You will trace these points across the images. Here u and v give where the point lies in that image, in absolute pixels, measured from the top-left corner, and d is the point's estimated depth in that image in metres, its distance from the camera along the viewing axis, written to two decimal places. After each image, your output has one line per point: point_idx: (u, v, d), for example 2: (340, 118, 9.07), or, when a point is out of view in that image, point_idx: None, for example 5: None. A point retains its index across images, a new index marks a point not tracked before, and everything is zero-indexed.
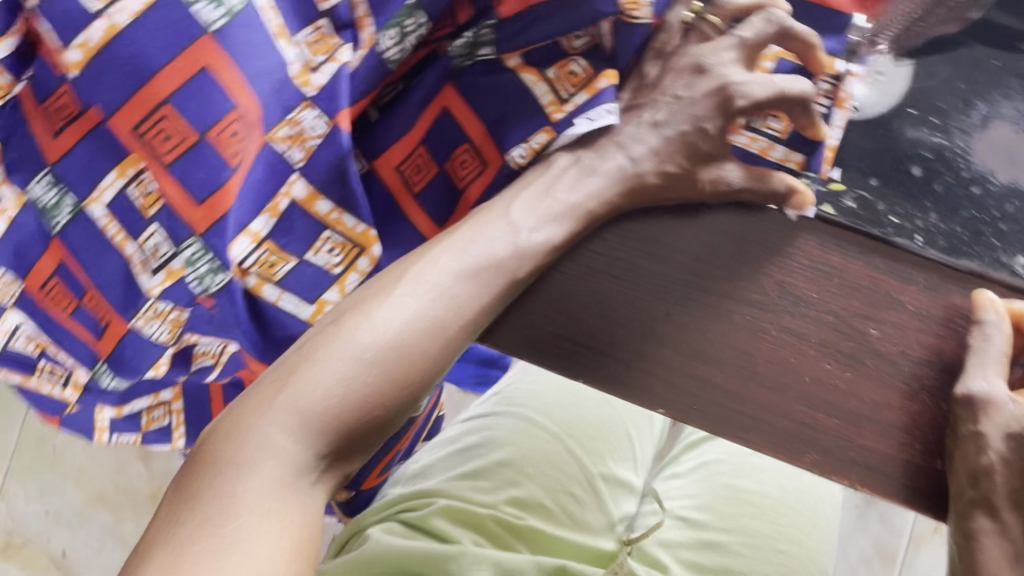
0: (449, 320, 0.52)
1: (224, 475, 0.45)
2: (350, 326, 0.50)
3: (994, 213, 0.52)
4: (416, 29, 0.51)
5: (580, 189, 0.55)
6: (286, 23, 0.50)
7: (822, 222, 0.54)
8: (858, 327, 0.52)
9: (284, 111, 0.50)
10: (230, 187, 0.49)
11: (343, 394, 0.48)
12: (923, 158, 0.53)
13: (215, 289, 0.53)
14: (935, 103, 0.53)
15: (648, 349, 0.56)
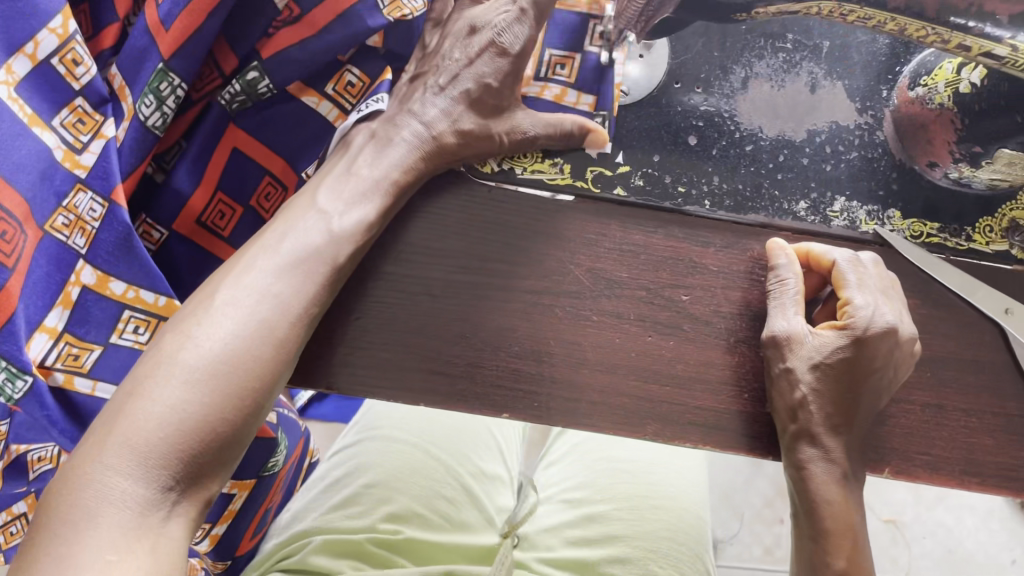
0: (279, 322, 0.44)
1: (59, 534, 0.35)
2: (171, 350, 0.41)
3: (768, 164, 0.57)
4: (173, 93, 0.48)
5: (383, 162, 0.51)
6: (36, 109, 0.44)
7: (618, 205, 0.57)
8: (670, 296, 0.56)
9: (57, 198, 0.45)
10: (11, 291, 0.42)
11: (178, 417, 0.39)
12: (697, 127, 0.57)
13: (19, 396, 0.45)
14: (696, 74, 0.59)
15: (483, 361, 0.53)
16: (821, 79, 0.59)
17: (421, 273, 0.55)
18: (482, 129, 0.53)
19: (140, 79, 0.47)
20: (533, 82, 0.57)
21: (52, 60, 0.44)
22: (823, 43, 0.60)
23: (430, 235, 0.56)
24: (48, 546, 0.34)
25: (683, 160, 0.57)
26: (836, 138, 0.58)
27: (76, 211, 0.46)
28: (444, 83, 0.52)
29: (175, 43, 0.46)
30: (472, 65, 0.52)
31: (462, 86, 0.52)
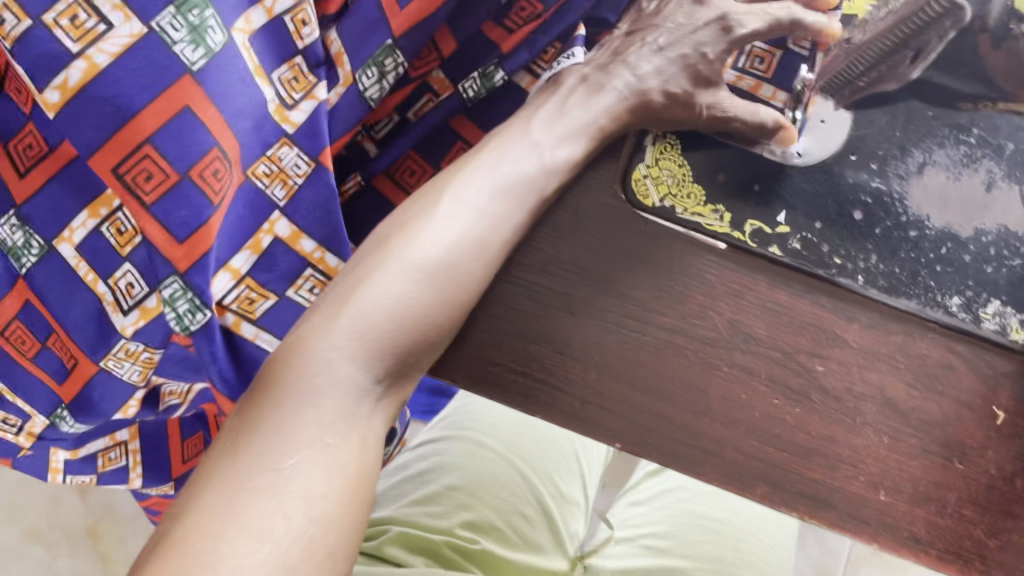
0: (490, 238, 0.49)
1: (292, 402, 0.40)
2: (399, 246, 0.47)
3: (929, 254, 0.56)
4: (395, 68, 0.53)
5: (592, 104, 0.55)
6: (263, 61, 0.49)
7: (769, 262, 0.56)
8: (805, 363, 0.55)
9: (263, 147, 0.49)
10: (213, 226, 0.47)
11: (399, 313, 0.44)
12: (864, 203, 0.57)
13: (193, 328, 0.50)
14: (873, 150, 0.58)
15: (606, 386, 0.54)
16: (999, 178, 0.58)
17: (563, 288, 0.56)
18: (687, 95, 0.57)
19: (366, 51, 0.51)
20: (730, 70, 0.60)
21: (286, 17, 0.49)
22: (1007, 144, 0.59)
23: (581, 253, 0.56)
24: (281, 411, 0.39)
25: (844, 233, 0.56)
26: (1002, 243, 0.57)
27: (280, 163, 0.50)
28: (662, 48, 0.58)
29: (406, 22, 0.51)
30: (692, 35, 0.58)
31: (674, 54, 0.58)
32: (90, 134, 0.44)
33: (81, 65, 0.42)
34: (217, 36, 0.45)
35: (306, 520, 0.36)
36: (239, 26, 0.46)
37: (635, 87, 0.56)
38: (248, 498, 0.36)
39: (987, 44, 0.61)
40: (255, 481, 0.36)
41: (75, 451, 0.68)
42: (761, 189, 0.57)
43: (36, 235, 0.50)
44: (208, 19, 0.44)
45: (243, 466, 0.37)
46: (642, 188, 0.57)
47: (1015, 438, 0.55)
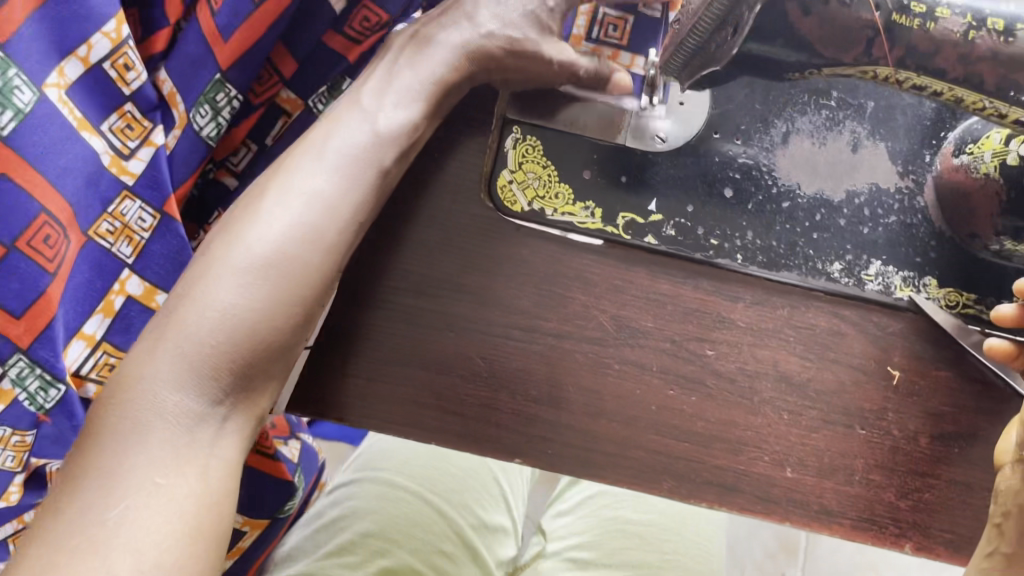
0: (333, 222, 0.41)
1: (107, 449, 0.34)
2: (224, 248, 0.39)
3: (804, 223, 0.56)
4: (227, 104, 0.51)
5: (419, 64, 0.47)
6: (86, 114, 0.46)
7: (647, 252, 0.55)
8: (696, 349, 0.54)
9: (103, 204, 0.47)
10: (52, 295, 0.44)
11: (230, 321, 0.38)
12: (733, 179, 0.55)
13: (50, 405, 0.47)
14: (735, 125, 0.56)
15: (496, 401, 0.53)
16: (863, 138, 0.57)
17: (440, 307, 0.54)
18: (535, 44, 0.49)
19: (198, 88, 0.49)
20: (585, 42, 0.58)
21: (104, 64, 0.46)
22: (868, 102, 0.58)
23: (456, 266, 0.55)
24: (97, 463, 0.34)
25: (718, 212, 0.55)
26: (874, 201, 0.57)
27: (123, 219, 0.48)
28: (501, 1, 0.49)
29: (234, 52, 0.48)
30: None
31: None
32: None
33: None
34: (26, 96, 0.42)
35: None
36: (53, 82, 0.44)
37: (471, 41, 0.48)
38: (65, 562, 0.31)
39: (794, 11, 0.44)
40: (72, 541, 0.32)
41: None
42: (629, 179, 0.55)
43: None
44: (13, 79, 0.41)
45: (58, 530, 0.32)
46: (509, 194, 0.55)
47: (914, 397, 0.54)
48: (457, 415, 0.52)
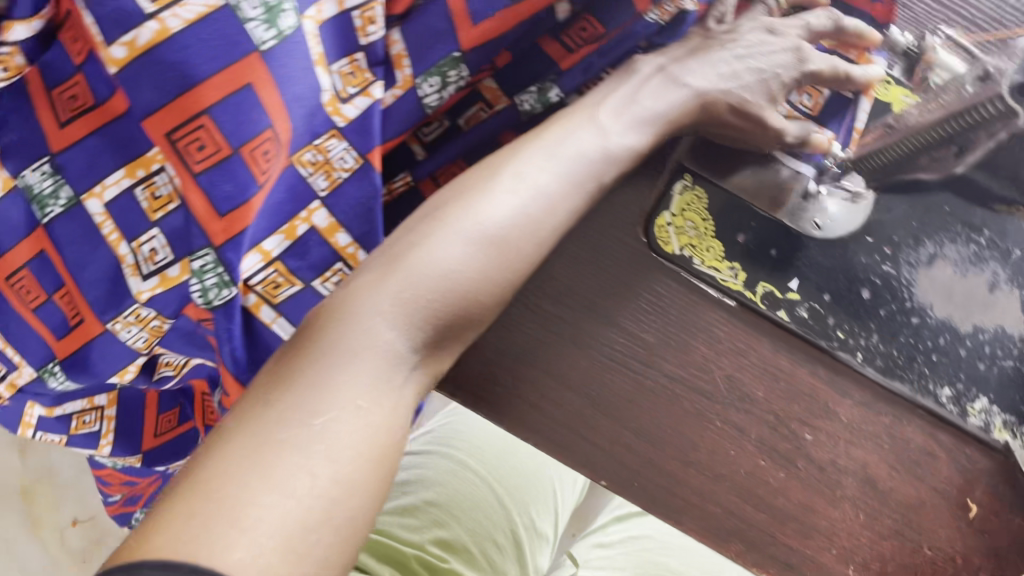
0: (545, 222, 0.46)
1: (324, 363, 0.38)
2: (452, 216, 0.44)
3: (927, 342, 0.58)
4: (456, 80, 0.54)
5: (657, 96, 0.52)
6: (325, 51, 0.49)
7: (776, 326, 0.57)
8: (796, 430, 0.56)
9: (312, 136, 0.50)
10: (254, 205, 0.48)
11: (446, 282, 0.42)
12: (873, 283, 0.58)
13: (216, 304, 0.50)
14: (889, 234, 0.58)
15: (603, 425, 0.55)
16: (1003, 281, 0.59)
17: (575, 319, 0.56)
18: (760, 109, 0.55)
19: (429, 60, 0.52)
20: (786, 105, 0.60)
21: (354, 12, 0.50)
22: (1015, 250, 0.60)
23: (597, 287, 0.57)
24: (311, 371, 0.38)
25: (851, 309, 0.57)
26: (998, 342, 0.58)
27: (326, 154, 0.51)
28: (748, 61, 0.55)
29: (477, 37, 0.52)
30: (771, 59, 0.56)
31: (760, 66, 0.56)
32: (146, 96, 0.45)
33: (153, 26, 0.43)
34: (290, 19, 0.45)
35: (331, 483, 0.35)
36: (310, 15, 0.47)
37: (708, 88, 0.54)
38: (272, 452, 0.34)
39: None
40: (284, 433, 0.35)
41: (51, 410, 0.70)
42: (778, 254, 0.58)
43: (66, 185, 0.52)
44: (284, 2, 0.45)
45: (270, 418, 0.36)
46: (664, 235, 0.57)
47: (983, 534, 0.56)
48: (567, 428, 0.55)
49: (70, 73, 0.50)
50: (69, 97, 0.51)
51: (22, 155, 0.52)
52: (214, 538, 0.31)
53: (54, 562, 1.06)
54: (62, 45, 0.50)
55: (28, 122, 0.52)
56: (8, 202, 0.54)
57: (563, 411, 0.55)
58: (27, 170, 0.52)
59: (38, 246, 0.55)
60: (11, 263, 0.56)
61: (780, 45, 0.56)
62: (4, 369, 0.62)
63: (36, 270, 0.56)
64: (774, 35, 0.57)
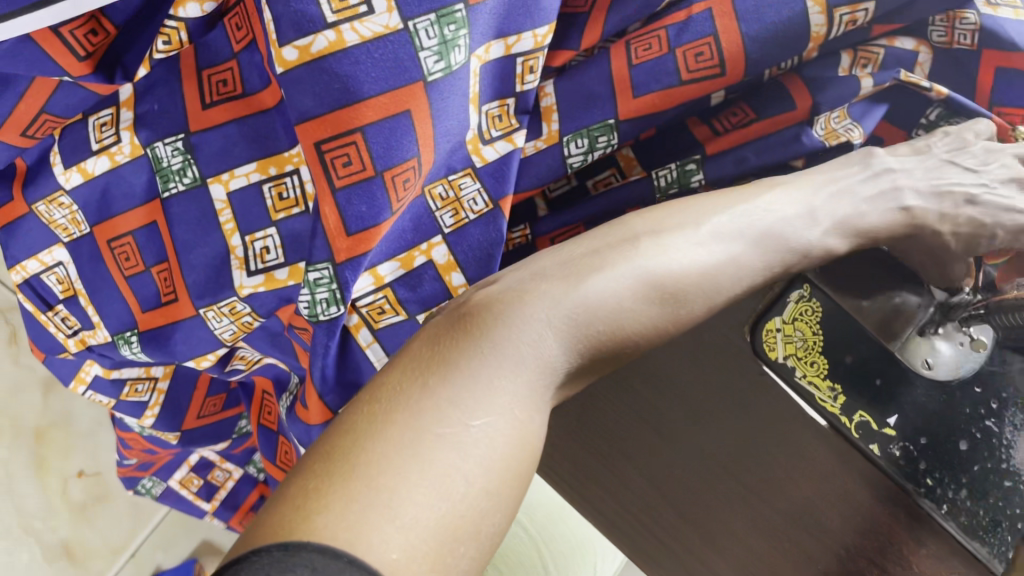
0: (724, 286, 0.46)
1: (487, 361, 0.37)
2: (638, 254, 0.43)
3: (1014, 509, 0.54)
4: (604, 146, 0.53)
5: (884, 209, 0.54)
6: (481, 91, 0.49)
7: (865, 459, 0.55)
8: (864, 570, 0.54)
9: (447, 170, 0.50)
10: (382, 229, 0.47)
11: (619, 313, 0.41)
12: (973, 435, 0.55)
13: (321, 319, 0.49)
14: (999, 389, 0.56)
15: (678, 524, 0.55)
16: None
17: (662, 411, 0.56)
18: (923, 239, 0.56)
19: (583, 121, 0.52)
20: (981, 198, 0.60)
21: (518, 58, 0.50)
22: None
23: (693, 380, 0.56)
24: (475, 368, 0.37)
25: (944, 458, 0.55)
26: None
27: (457, 191, 0.51)
28: (971, 208, 0.58)
29: (636, 108, 0.52)
30: (1001, 213, 0.58)
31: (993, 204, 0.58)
32: (305, 102, 0.44)
33: (331, 36, 0.43)
34: (461, 56, 0.45)
35: (483, 493, 0.35)
36: (478, 53, 0.47)
37: (928, 220, 0.56)
38: (429, 445, 0.34)
39: None
40: (444, 428, 0.35)
41: (108, 371, 0.69)
42: (882, 385, 0.56)
43: (195, 165, 0.52)
44: (460, 38, 0.45)
45: (417, 402, 0.36)
46: (771, 339, 0.55)
47: None
48: (635, 515, 0.56)
49: (226, 57, 0.51)
50: (220, 82, 0.51)
51: (157, 127, 0.52)
52: (371, 530, 0.31)
53: (50, 508, 0.96)
54: (225, 30, 0.51)
55: (173, 96, 0.52)
56: (132, 168, 0.54)
57: (639, 505, 0.56)
58: (159, 142, 0.52)
59: (149, 217, 0.54)
60: (119, 227, 0.55)
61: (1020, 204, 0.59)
62: (78, 325, 0.61)
63: (141, 240, 0.55)
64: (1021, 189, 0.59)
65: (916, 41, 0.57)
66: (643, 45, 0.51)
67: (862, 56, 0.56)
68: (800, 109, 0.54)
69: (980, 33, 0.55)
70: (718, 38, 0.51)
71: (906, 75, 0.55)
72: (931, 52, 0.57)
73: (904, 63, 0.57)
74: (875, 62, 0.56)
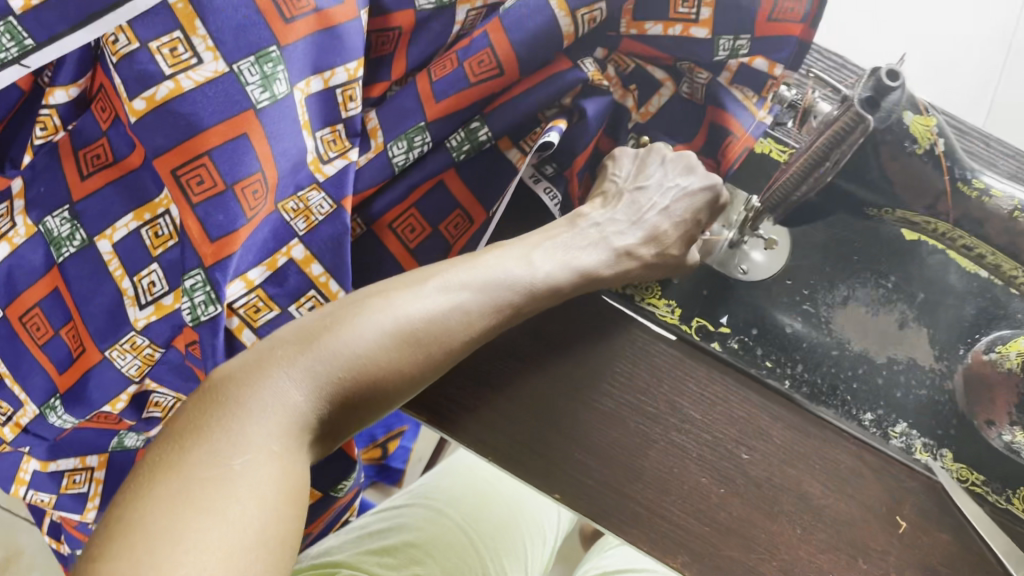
0: (458, 328, 0.51)
1: (236, 415, 0.42)
2: (367, 311, 0.48)
3: (847, 372, 0.64)
4: (422, 145, 0.63)
5: (594, 249, 0.59)
6: (311, 119, 0.59)
7: (711, 357, 0.64)
8: (732, 450, 0.62)
9: (295, 188, 0.59)
10: (239, 236, 0.55)
11: (363, 360, 0.46)
12: (795, 319, 0.65)
13: (202, 321, 0.57)
14: (807, 279, 0.66)
15: (571, 450, 0.61)
16: (911, 319, 0.66)
17: (553, 366, 0.63)
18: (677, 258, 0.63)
19: (401, 128, 0.62)
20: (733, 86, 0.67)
21: (337, 89, 0.60)
22: (920, 293, 0.66)
23: (554, 323, 0.64)
24: (223, 423, 0.41)
25: (777, 344, 0.64)
26: (907, 372, 0.64)
27: (307, 203, 0.60)
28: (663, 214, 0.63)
29: (441, 111, 0.62)
30: (691, 199, 0.64)
31: (681, 216, 0.63)
32: (159, 140, 0.53)
33: (170, 85, 0.52)
34: (282, 87, 0.54)
35: (257, 517, 0.38)
36: (300, 87, 0.57)
37: (630, 241, 0.61)
38: (196, 489, 0.38)
39: (885, 157, 0.50)
40: (208, 471, 0.39)
41: (45, 464, 0.72)
42: (707, 294, 0.65)
43: (82, 228, 0.60)
44: (278, 72, 0.54)
45: (176, 464, 0.39)
46: None
47: (913, 548, 0.61)
48: (544, 457, 0.60)
49: (95, 138, 0.59)
50: (92, 155, 0.59)
51: (45, 205, 0.61)
52: (160, 558, 0.35)
53: None
54: (93, 114, 0.60)
55: (54, 178, 0.60)
56: (29, 246, 0.62)
57: (540, 448, 0.61)
58: (49, 216, 0.61)
59: (50, 285, 0.62)
60: (25, 302, 0.63)
61: (699, 186, 0.64)
62: (10, 410, 0.68)
63: (47, 307, 0.63)
64: (693, 173, 0.64)
65: (665, 76, 0.68)
66: (439, 66, 0.62)
67: (613, 58, 0.68)
68: (558, 62, 0.64)
69: (707, 88, 0.67)
70: (494, 48, 0.61)
71: (623, 94, 0.68)
72: (675, 92, 0.69)
73: (646, 83, 0.69)
74: (625, 67, 0.68)
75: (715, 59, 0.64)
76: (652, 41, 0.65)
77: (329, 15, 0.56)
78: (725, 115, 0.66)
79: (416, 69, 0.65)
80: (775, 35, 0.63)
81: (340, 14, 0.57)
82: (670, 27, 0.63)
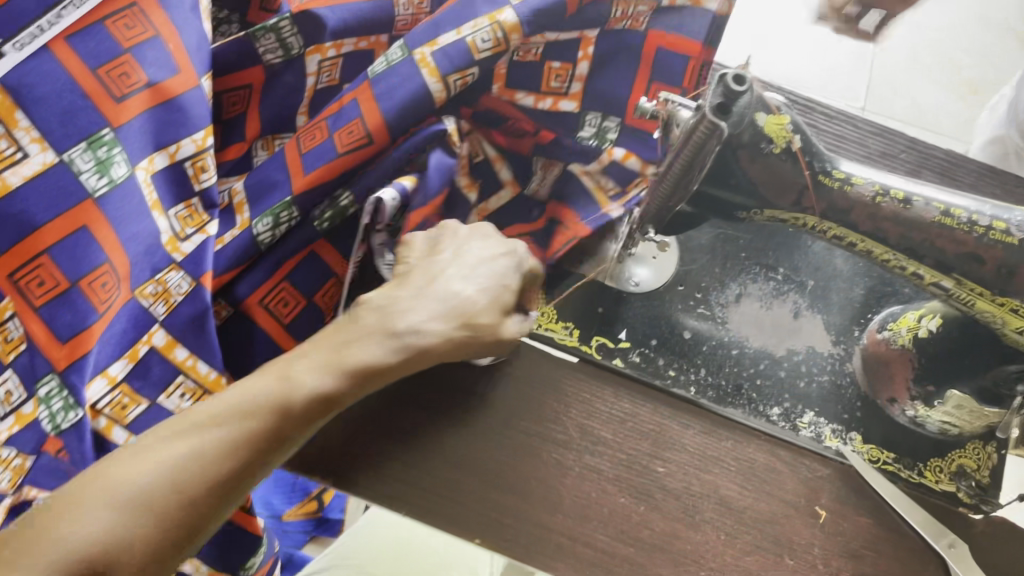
0: (206, 472, 0.41)
1: None
2: (91, 486, 0.39)
3: (749, 369, 0.65)
4: (288, 221, 0.58)
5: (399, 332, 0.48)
6: (160, 197, 0.57)
7: (615, 374, 0.64)
8: (647, 465, 0.61)
9: (152, 271, 0.55)
10: (94, 332, 0.51)
11: (92, 548, 0.37)
12: (693, 325, 0.66)
13: (64, 428, 0.51)
14: (698, 282, 0.67)
15: (485, 492, 0.58)
16: (804, 308, 0.67)
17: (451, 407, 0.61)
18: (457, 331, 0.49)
19: (268, 204, 0.59)
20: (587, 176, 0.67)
21: (186, 162, 0.57)
22: (808, 281, 0.68)
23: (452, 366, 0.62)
24: None
25: (676, 351, 0.65)
26: (807, 361, 0.66)
27: (165, 284, 0.55)
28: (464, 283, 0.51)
29: (308, 183, 0.58)
30: (493, 263, 0.53)
31: (485, 284, 0.52)
32: None
33: None
34: (121, 169, 0.53)
35: None
36: (142, 165, 0.55)
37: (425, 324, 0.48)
38: None
39: (744, 157, 0.50)
40: None
41: None
42: (604, 310, 0.66)
43: None
44: (114, 155, 0.52)
45: None
46: None
47: (837, 536, 0.60)
48: (452, 501, 0.58)
49: None
50: None
51: None
52: None
53: None
54: None
55: None
56: None
57: (446, 495, 0.58)
58: None
59: None
60: None
61: (500, 250, 0.54)
62: None
63: None
64: (489, 240, 0.55)
65: (512, 176, 0.68)
66: (309, 136, 0.59)
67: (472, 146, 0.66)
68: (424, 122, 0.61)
69: (557, 183, 0.68)
70: (364, 118, 0.58)
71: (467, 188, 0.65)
72: (516, 194, 0.68)
73: (489, 178, 0.67)
74: (477, 155, 0.67)
75: (579, 134, 0.67)
76: (520, 110, 0.67)
77: (165, 89, 0.56)
78: (564, 210, 0.66)
79: (272, 130, 0.64)
80: (643, 128, 0.67)
81: (176, 86, 0.56)
82: (540, 100, 0.66)
